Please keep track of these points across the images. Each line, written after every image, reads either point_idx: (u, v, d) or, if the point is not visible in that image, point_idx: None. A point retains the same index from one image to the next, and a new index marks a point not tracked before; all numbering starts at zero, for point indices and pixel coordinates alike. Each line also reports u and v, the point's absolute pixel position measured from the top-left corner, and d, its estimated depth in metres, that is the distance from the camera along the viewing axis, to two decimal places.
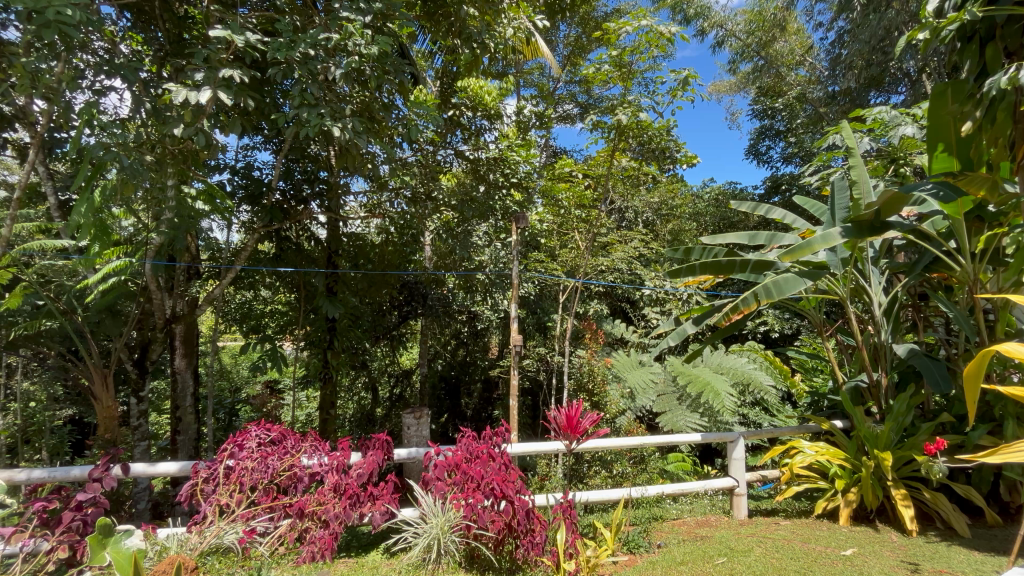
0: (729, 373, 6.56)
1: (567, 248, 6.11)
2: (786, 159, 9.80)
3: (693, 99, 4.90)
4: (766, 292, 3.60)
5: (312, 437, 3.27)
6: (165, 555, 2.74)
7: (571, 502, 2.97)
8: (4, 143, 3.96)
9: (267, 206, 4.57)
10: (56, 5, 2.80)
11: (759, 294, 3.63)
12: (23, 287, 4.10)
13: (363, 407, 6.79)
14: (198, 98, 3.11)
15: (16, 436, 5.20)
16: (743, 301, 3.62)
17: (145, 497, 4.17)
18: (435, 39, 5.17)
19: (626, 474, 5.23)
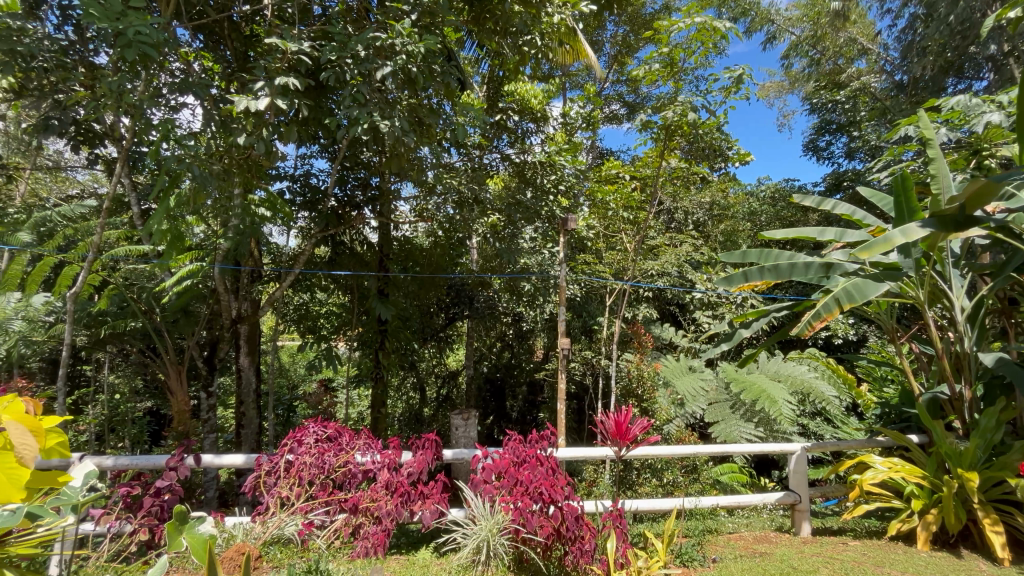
0: (788, 381, 6.19)
1: (614, 249, 5.99)
2: (850, 154, 9.18)
3: (749, 97, 4.68)
4: (847, 297, 3.28)
5: (365, 434, 3.34)
6: (233, 543, 3.01)
7: (621, 511, 2.88)
8: (95, 158, 4.35)
9: (323, 212, 4.78)
10: (136, 25, 3.05)
11: (839, 298, 3.31)
12: (111, 290, 4.49)
13: (411, 407, 6.92)
14: (258, 105, 3.31)
15: (103, 425, 5.69)
16: (823, 306, 3.30)
17: (214, 486, 4.44)
18: (481, 46, 5.24)
19: (677, 483, 5.13)
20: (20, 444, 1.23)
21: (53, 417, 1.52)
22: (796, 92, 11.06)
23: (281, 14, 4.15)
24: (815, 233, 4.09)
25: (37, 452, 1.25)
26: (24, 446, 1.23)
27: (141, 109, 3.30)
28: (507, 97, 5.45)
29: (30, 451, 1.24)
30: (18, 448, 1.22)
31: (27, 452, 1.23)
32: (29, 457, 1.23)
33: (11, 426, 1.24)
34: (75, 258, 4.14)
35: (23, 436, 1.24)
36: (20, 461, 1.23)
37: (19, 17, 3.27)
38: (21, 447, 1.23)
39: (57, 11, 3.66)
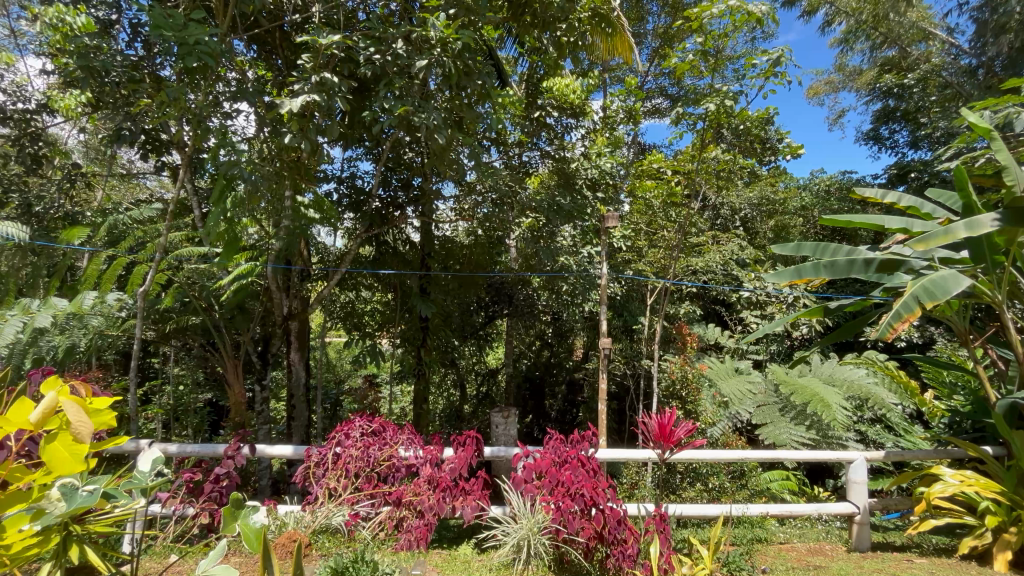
0: (843, 386, 5.87)
1: (656, 247, 5.83)
2: (915, 143, 8.53)
3: (791, 80, 4.44)
4: (928, 295, 3.00)
5: (408, 430, 3.41)
6: (284, 530, 3.14)
7: (664, 515, 2.81)
8: (162, 165, 4.66)
9: (367, 213, 4.93)
10: (195, 37, 3.24)
11: (919, 296, 3.03)
12: (175, 288, 4.79)
13: (452, 403, 7.02)
14: (297, 105, 3.42)
15: (168, 414, 6.07)
16: (902, 305, 3.04)
17: (267, 476, 4.68)
18: (520, 45, 5.26)
19: (724, 489, 4.98)
20: (77, 422, 1.26)
21: (104, 397, 1.48)
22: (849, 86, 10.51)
23: (328, 22, 4.30)
24: (862, 219, 3.70)
25: (94, 431, 1.29)
26: (81, 423, 1.26)
27: (201, 117, 3.51)
28: (546, 94, 5.33)
29: (87, 430, 1.26)
30: (75, 426, 1.25)
31: (84, 431, 1.26)
32: (86, 434, 1.26)
33: (66, 405, 1.25)
34: (144, 259, 4.44)
35: (78, 414, 1.26)
36: (76, 438, 1.26)
37: (96, 37, 3.55)
38: (77, 425, 1.26)
39: (128, 29, 3.95)
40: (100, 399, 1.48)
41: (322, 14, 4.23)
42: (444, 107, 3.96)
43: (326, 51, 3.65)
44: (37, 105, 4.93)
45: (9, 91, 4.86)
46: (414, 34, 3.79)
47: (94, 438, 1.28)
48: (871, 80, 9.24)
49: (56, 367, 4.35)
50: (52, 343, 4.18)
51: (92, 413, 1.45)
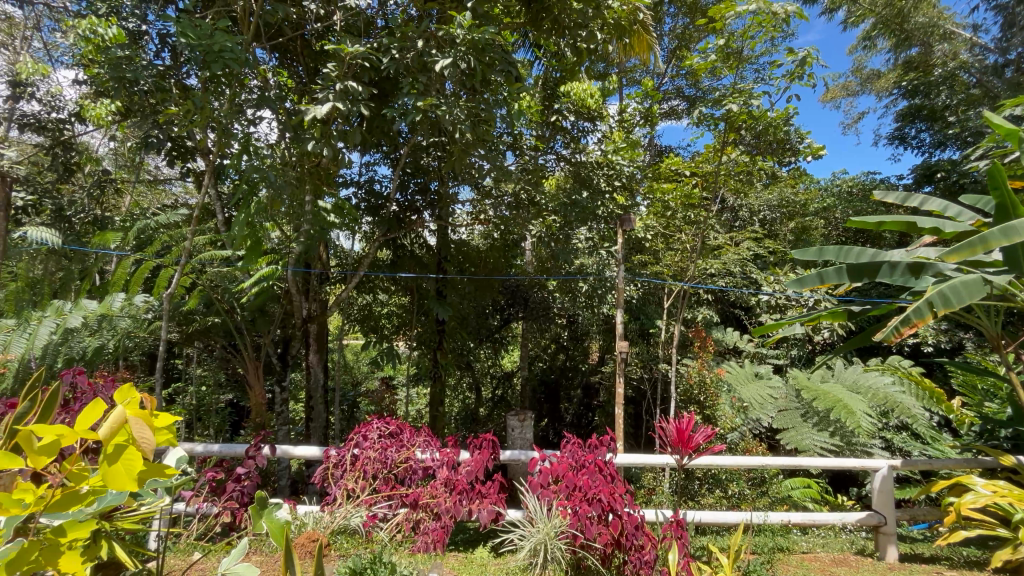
0: (868, 393, 5.72)
1: (673, 249, 5.77)
2: (943, 143, 8.30)
3: (817, 81, 4.38)
4: (944, 300, 2.90)
5: (425, 432, 3.44)
6: (304, 530, 3.19)
7: (682, 521, 2.77)
8: (187, 170, 4.78)
9: (385, 217, 4.99)
10: (220, 45, 3.33)
11: (932, 303, 2.93)
12: (199, 290, 4.90)
13: (467, 406, 7.04)
14: (321, 111, 3.50)
15: (191, 414, 6.20)
16: (912, 311, 2.95)
17: (286, 476, 4.75)
18: (536, 49, 5.28)
19: (744, 496, 4.89)
20: (141, 439, 1.17)
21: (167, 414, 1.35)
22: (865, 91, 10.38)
23: (349, 30, 4.39)
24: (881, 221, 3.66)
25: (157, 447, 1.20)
26: (144, 439, 1.17)
27: (225, 124, 3.61)
28: (562, 98, 5.33)
29: (150, 445, 1.18)
30: (138, 441, 1.16)
31: (146, 446, 1.19)
32: (149, 450, 1.18)
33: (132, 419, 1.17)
34: (170, 262, 4.56)
35: (142, 429, 1.18)
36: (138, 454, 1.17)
37: (128, 48, 3.67)
38: (141, 439, 1.17)
39: (156, 40, 4.08)
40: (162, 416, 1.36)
41: (342, 22, 4.32)
42: (464, 111, 3.99)
43: (350, 59, 3.73)
44: (70, 114, 5.11)
45: (44, 101, 5.05)
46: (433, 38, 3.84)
47: (156, 454, 1.20)
48: (892, 80, 9.06)
49: (86, 367, 4.48)
50: (82, 344, 4.31)
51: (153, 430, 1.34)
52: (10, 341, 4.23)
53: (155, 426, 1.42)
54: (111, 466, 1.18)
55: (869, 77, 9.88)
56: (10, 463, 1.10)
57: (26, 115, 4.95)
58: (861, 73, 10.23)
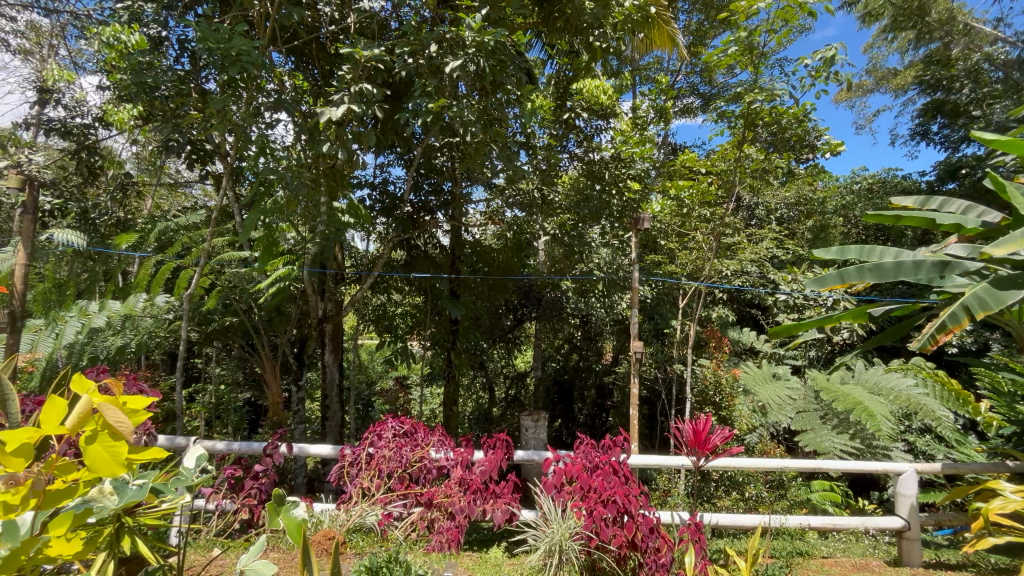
0: (889, 395, 5.60)
1: (688, 248, 5.71)
2: (968, 138, 8.07)
3: (842, 77, 4.29)
4: (981, 304, 2.79)
5: (440, 432, 3.45)
6: (320, 527, 3.21)
7: (699, 524, 2.74)
8: (206, 173, 4.87)
9: (399, 218, 5.03)
10: (238, 48, 3.38)
11: (968, 307, 2.82)
12: (218, 291, 4.97)
13: (481, 406, 7.04)
14: (337, 113, 3.53)
15: (210, 412, 6.30)
16: (948, 316, 2.81)
17: (302, 474, 4.79)
18: (549, 48, 5.26)
19: (762, 499, 4.82)
20: (119, 424, 1.22)
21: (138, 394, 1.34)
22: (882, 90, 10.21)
23: (363, 32, 4.42)
24: (903, 216, 3.51)
25: (133, 429, 1.25)
26: (120, 423, 1.22)
27: (243, 127, 3.67)
28: (576, 96, 5.27)
29: (127, 429, 1.23)
30: (115, 427, 1.21)
31: (118, 429, 1.21)
32: (128, 435, 1.23)
33: (105, 407, 1.21)
34: (189, 263, 4.64)
35: (117, 414, 1.22)
36: (118, 438, 1.22)
37: (148, 53, 3.75)
38: (117, 425, 1.21)
39: (176, 45, 4.16)
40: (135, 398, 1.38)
41: (356, 25, 4.35)
42: (478, 111, 3.98)
43: (363, 62, 3.76)
44: (94, 119, 5.24)
45: (69, 107, 5.19)
46: (448, 38, 3.84)
47: (129, 436, 1.23)
48: (911, 75, 8.88)
49: (109, 366, 4.59)
50: (106, 343, 4.43)
51: (129, 414, 1.32)
52: (37, 340, 4.35)
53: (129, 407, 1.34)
54: (93, 452, 1.23)
55: (885, 75, 9.73)
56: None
57: (53, 121, 5.09)
58: (877, 71, 10.06)
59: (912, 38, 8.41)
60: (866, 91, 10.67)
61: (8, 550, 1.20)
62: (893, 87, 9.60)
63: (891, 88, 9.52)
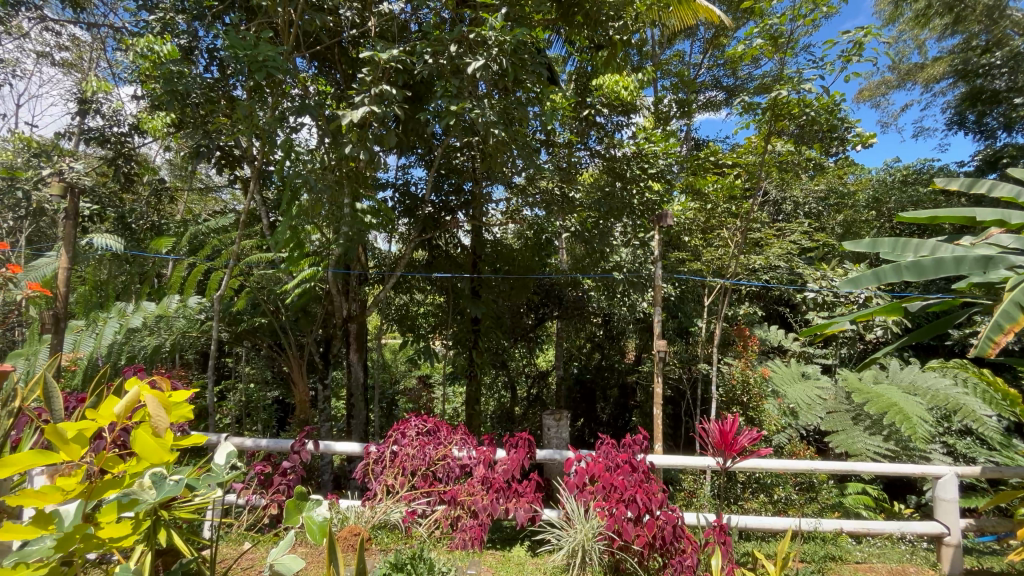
0: (926, 395, 5.39)
1: (713, 245, 5.60)
2: (1010, 127, 7.72)
3: (874, 60, 4.15)
4: None
5: (461, 431, 3.48)
6: (346, 523, 3.27)
7: (725, 526, 2.68)
8: (235, 177, 5.01)
9: (421, 218, 5.08)
10: (265, 54, 3.46)
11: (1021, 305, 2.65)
12: (247, 291, 5.10)
13: (503, 405, 7.05)
14: (360, 114, 3.59)
15: (240, 410, 6.47)
16: (1003, 315, 2.65)
17: (328, 471, 4.88)
18: (570, 45, 5.24)
19: (792, 501, 4.71)
20: (157, 417, 1.37)
21: (181, 391, 1.52)
22: (908, 85, 10.00)
23: (384, 35, 4.50)
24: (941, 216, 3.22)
25: (171, 423, 1.40)
26: (160, 418, 1.38)
27: (269, 132, 3.76)
28: (595, 92, 5.15)
29: (165, 424, 1.38)
30: (154, 419, 1.36)
31: (159, 424, 1.38)
32: (165, 428, 1.38)
33: (148, 400, 1.36)
34: (220, 265, 4.78)
35: (159, 410, 1.38)
36: (157, 429, 1.38)
37: (179, 63, 3.88)
38: (156, 418, 1.37)
39: (205, 54, 4.30)
40: (179, 393, 1.52)
41: (378, 28, 4.43)
42: (498, 110, 3.98)
43: (384, 63, 3.80)
44: (130, 128, 5.46)
45: (106, 116, 5.41)
46: (469, 36, 3.84)
47: (167, 431, 1.39)
48: (945, 65, 8.59)
49: (146, 365, 4.76)
50: (142, 343, 4.62)
51: (173, 409, 1.50)
52: (80, 340, 4.56)
53: (171, 403, 1.52)
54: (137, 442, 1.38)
55: (914, 68, 9.49)
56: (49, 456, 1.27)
57: (92, 130, 5.32)
58: (902, 65, 9.90)
59: (945, 25, 8.17)
60: (894, 85, 10.40)
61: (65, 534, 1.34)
62: (923, 80, 9.37)
63: (920, 80, 9.30)
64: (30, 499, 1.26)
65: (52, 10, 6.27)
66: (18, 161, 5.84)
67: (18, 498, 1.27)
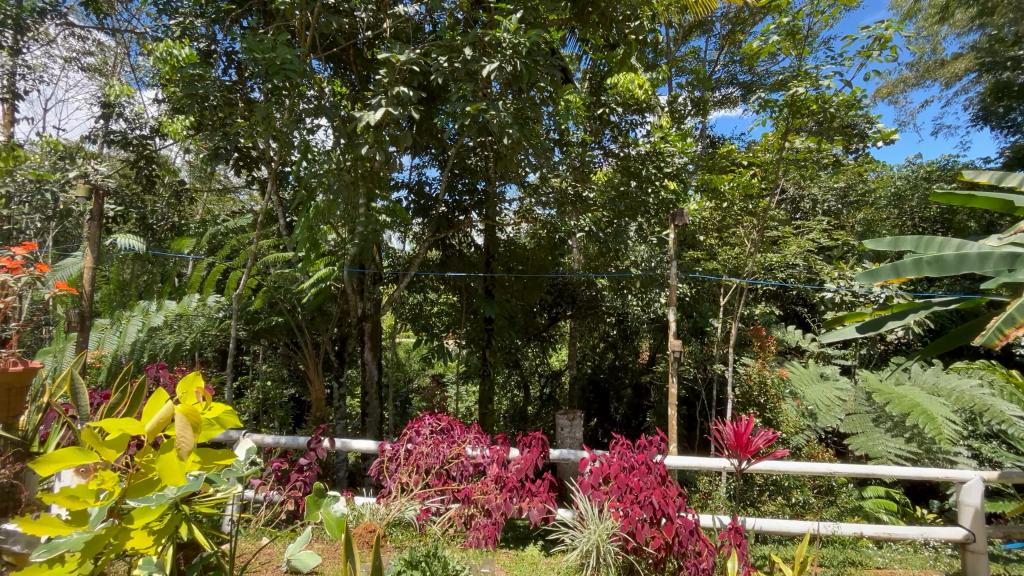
0: (950, 397, 5.26)
1: (729, 244, 5.53)
2: None
3: (896, 56, 4.05)
4: None
5: (475, 429, 3.49)
6: (362, 520, 3.30)
7: (741, 529, 2.65)
8: (252, 178, 5.09)
9: (434, 217, 5.11)
10: (283, 57, 3.51)
11: None
12: (264, 290, 5.17)
13: (516, 404, 7.05)
14: (376, 116, 3.63)
15: (258, 407, 6.57)
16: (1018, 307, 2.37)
17: (343, 468, 4.94)
18: (583, 44, 5.22)
19: (810, 504, 4.65)
20: (183, 439, 1.36)
21: (217, 408, 1.52)
22: (928, 81, 9.79)
23: (398, 36, 4.53)
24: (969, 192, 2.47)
25: (195, 446, 1.38)
26: (186, 440, 1.37)
27: (287, 134, 3.82)
28: (610, 91, 5.18)
29: (188, 446, 1.37)
30: (178, 441, 1.35)
31: (183, 446, 1.37)
32: (187, 451, 1.37)
33: (177, 419, 1.36)
34: (238, 265, 4.86)
35: (186, 431, 1.37)
36: (180, 451, 1.37)
37: (199, 66, 3.95)
38: (181, 439, 1.36)
39: (224, 58, 4.37)
40: (215, 409, 1.52)
41: (392, 30, 4.47)
42: (512, 111, 3.99)
43: (400, 66, 3.83)
44: (152, 130, 5.58)
45: (129, 119, 5.54)
46: (483, 37, 3.84)
47: (190, 454, 1.38)
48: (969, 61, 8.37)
49: (167, 362, 4.87)
50: (164, 342, 4.73)
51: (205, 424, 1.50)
52: (104, 338, 4.67)
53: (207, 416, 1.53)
54: (163, 456, 1.40)
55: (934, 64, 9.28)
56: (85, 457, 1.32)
57: (115, 133, 5.45)
58: (923, 61, 9.69)
59: (969, 18, 7.97)
60: (913, 82, 10.18)
61: (92, 534, 1.38)
62: (945, 76, 9.15)
63: (941, 76, 9.09)
64: (66, 497, 1.34)
65: (77, 16, 6.45)
66: (45, 164, 6.01)
67: (55, 495, 1.35)
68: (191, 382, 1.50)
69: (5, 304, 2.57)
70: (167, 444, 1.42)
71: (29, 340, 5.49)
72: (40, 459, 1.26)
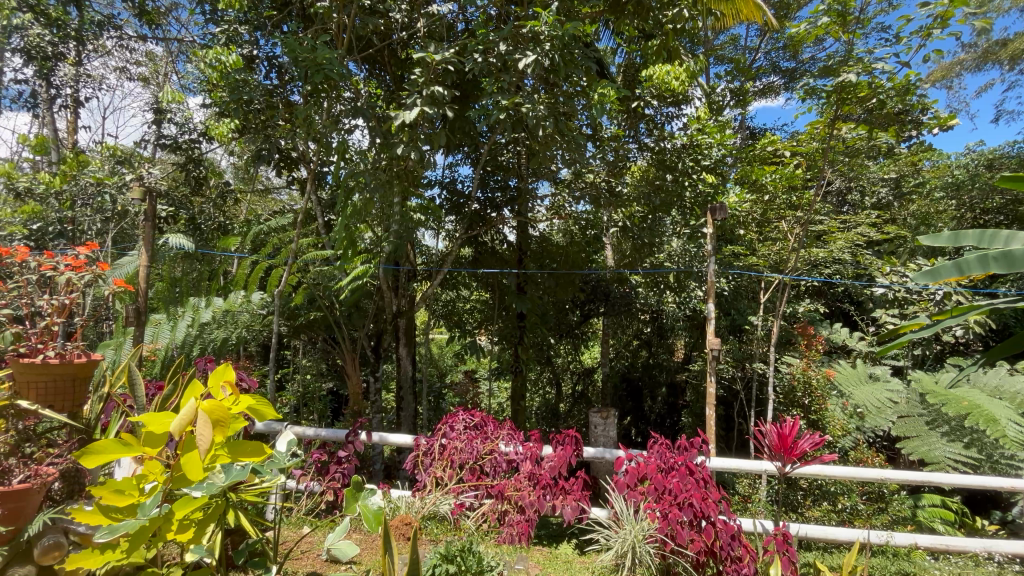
0: (1013, 400, 4.93)
1: (770, 239, 5.32)
2: None
3: (958, 34, 3.77)
4: None
5: (509, 426, 3.49)
6: (398, 513, 3.36)
7: (787, 535, 2.54)
8: (292, 179, 5.24)
9: (467, 214, 5.14)
10: (322, 59, 3.59)
11: None
12: (304, 287, 5.31)
13: (548, 401, 7.02)
14: (411, 115, 3.66)
15: (298, 401, 6.78)
16: None
17: (379, 461, 5.05)
18: (618, 36, 5.13)
19: (858, 511, 4.46)
20: (201, 438, 1.43)
21: (240, 401, 1.61)
22: (987, 65, 9.15)
23: (432, 35, 4.57)
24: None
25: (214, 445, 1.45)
26: (205, 438, 1.44)
27: (325, 134, 3.91)
28: (644, 83, 5.01)
29: (206, 445, 1.43)
30: (197, 439, 1.43)
31: (202, 446, 1.43)
32: (205, 451, 1.43)
33: (197, 419, 1.44)
34: (279, 263, 5.03)
35: (205, 429, 1.45)
36: (200, 450, 1.44)
37: (244, 71, 4.09)
38: (199, 437, 1.44)
39: (265, 62, 4.52)
40: (240, 403, 1.62)
41: (426, 29, 4.51)
42: (546, 106, 3.96)
43: (434, 64, 3.85)
44: (200, 134, 5.85)
45: (179, 124, 5.82)
46: (518, 31, 3.81)
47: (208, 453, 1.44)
48: None
49: (215, 356, 5.08)
50: (213, 336, 4.96)
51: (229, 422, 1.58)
52: (158, 332, 4.91)
53: (235, 409, 1.62)
54: (190, 452, 1.50)
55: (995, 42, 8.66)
56: (127, 450, 1.48)
57: (166, 138, 5.74)
58: (981, 41, 9.08)
59: None
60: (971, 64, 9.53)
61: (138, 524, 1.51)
62: (1008, 56, 8.54)
63: (1003, 57, 8.47)
64: (111, 488, 1.51)
65: (132, 28, 6.82)
66: (104, 168, 6.37)
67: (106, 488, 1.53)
68: (219, 377, 1.60)
69: (69, 301, 2.71)
70: (195, 440, 1.52)
71: (91, 334, 5.84)
72: (88, 451, 1.45)
